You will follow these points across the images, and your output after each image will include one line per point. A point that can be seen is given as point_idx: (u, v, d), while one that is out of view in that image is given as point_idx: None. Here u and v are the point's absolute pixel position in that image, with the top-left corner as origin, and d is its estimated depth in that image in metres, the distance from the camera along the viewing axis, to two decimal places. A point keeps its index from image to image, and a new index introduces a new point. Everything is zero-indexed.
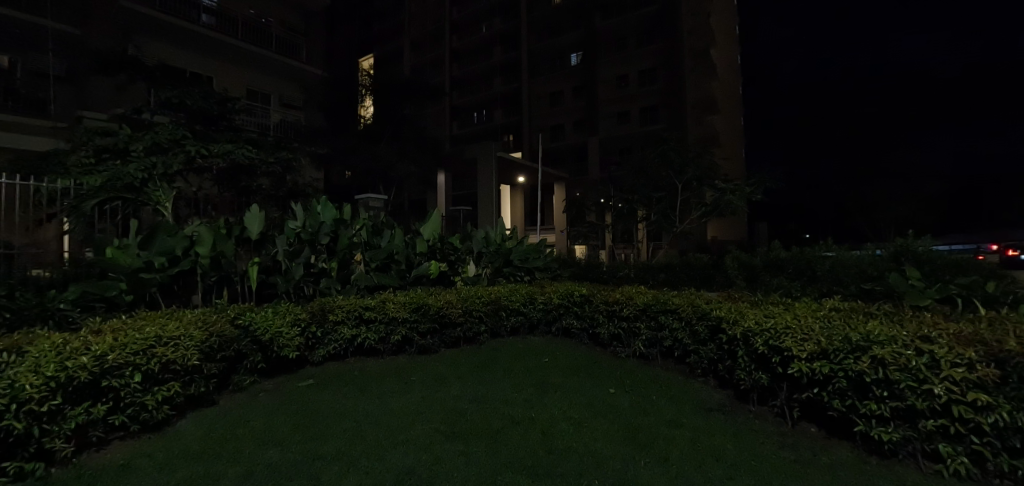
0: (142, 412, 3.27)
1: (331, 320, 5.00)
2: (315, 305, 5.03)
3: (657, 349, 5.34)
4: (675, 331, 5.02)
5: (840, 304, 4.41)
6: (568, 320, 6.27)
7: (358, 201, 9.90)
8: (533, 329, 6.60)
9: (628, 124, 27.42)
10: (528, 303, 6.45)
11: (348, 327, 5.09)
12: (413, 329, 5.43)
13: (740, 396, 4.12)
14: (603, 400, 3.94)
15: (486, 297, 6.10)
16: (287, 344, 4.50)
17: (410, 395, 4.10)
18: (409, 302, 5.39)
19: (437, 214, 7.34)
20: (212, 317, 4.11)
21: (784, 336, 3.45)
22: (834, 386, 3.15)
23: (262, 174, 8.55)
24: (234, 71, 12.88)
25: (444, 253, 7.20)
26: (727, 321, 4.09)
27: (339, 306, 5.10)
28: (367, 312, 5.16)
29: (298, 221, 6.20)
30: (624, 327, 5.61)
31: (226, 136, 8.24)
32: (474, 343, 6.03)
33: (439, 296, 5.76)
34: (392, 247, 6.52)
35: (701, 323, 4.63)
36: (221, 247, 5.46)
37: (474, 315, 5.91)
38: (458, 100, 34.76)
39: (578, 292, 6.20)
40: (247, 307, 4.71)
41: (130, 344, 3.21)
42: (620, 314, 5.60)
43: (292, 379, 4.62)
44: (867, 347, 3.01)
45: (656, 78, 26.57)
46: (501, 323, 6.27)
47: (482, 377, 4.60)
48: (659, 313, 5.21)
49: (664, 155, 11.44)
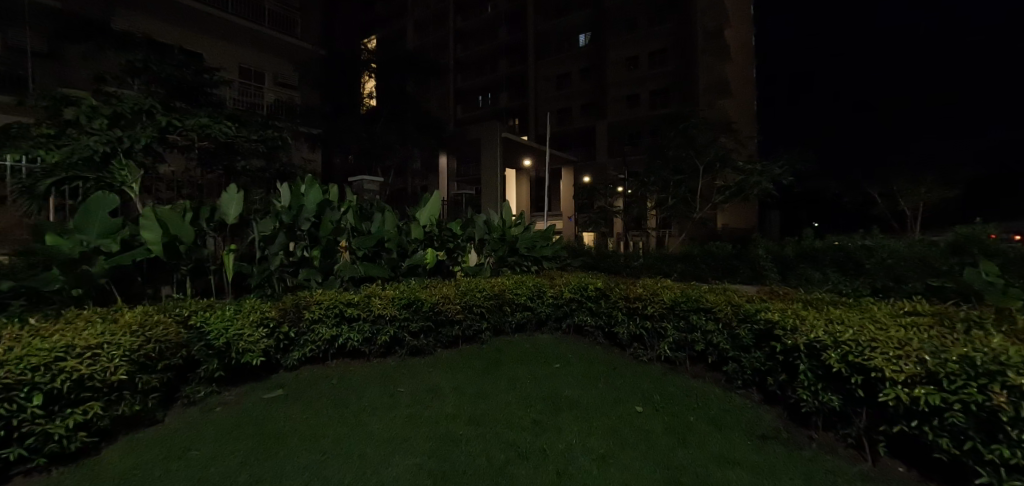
0: (49, 441, 2.65)
1: (308, 318, 4.26)
2: (287, 301, 4.29)
3: (685, 353, 4.59)
4: (709, 333, 4.28)
5: (915, 306, 3.64)
6: (581, 317, 5.62)
7: (352, 183, 9.13)
8: (540, 327, 5.92)
9: (639, 107, 26.42)
10: (535, 297, 5.76)
11: (328, 327, 4.37)
12: (403, 328, 4.69)
13: (799, 417, 3.39)
14: (629, 423, 3.23)
15: (488, 289, 5.36)
16: (255, 343, 3.79)
17: (394, 412, 3.39)
18: (399, 297, 4.64)
19: (437, 196, 6.52)
20: (155, 318, 3.43)
21: (870, 352, 2.73)
22: (944, 421, 2.41)
23: (246, 153, 7.76)
24: (225, 40, 12.44)
25: (442, 241, 6.41)
26: (783, 327, 3.35)
27: (316, 301, 4.36)
28: (349, 309, 4.42)
29: (282, 203, 5.54)
30: (646, 326, 4.86)
31: (205, 110, 7.52)
32: (475, 342, 5.33)
33: (435, 290, 4.98)
34: (382, 233, 5.70)
35: (745, 327, 3.88)
36: (185, 231, 4.75)
37: (475, 311, 5.17)
38: (463, 82, 33.64)
39: (593, 285, 5.49)
40: (206, 305, 4.00)
41: (25, 360, 2.56)
42: (643, 312, 4.83)
43: (260, 389, 3.90)
44: (999, 373, 2.28)
45: (667, 59, 25.51)
46: (505, 320, 5.57)
47: (482, 387, 3.90)
48: (689, 313, 4.46)
49: (684, 136, 10.53)
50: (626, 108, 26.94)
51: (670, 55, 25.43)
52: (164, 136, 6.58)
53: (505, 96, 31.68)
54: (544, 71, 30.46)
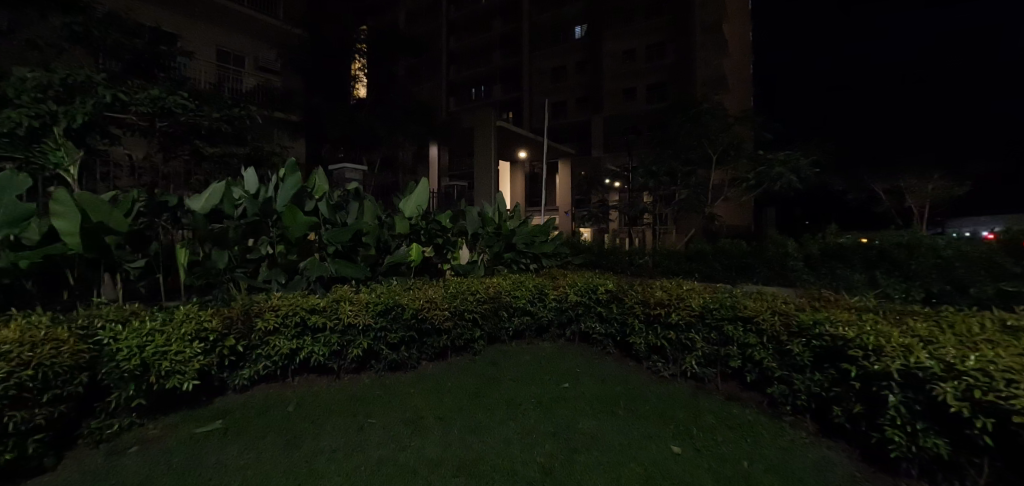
0: None
1: (262, 329, 3.47)
2: (235, 308, 3.50)
3: (717, 370, 3.87)
4: (749, 347, 3.56)
5: (1015, 316, 2.93)
6: (588, 323, 4.90)
7: (332, 172, 8.31)
8: (541, 334, 5.21)
9: (635, 101, 25.76)
10: (535, 300, 5.02)
11: (287, 339, 3.58)
12: (380, 339, 3.89)
13: (879, 461, 2.69)
14: (671, 475, 2.49)
15: (481, 290, 4.58)
16: (190, 363, 3.03)
17: (364, 456, 2.64)
18: (375, 301, 3.84)
19: (424, 184, 5.70)
20: (45, 335, 2.64)
21: (1004, 390, 2.03)
22: None
23: (211, 136, 6.88)
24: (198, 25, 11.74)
25: (429, 235, 5.54)
26: (861, 347, 2.64)
27: (272, 307, 3.57)
28: (314, 317, 3.63)
29: (249, 190, 4.64)
30: (668, 338, 4.11)
31: (163, 86, 6.62)
32: (466, 353, 4.60)
33: (418, 292, 4.20)
34: (360, 226, 4.73)
35: (798, 342, 3.16)
36: (114, 223, 3.90)
37: (468, 318, 4.41)
38: (455, 74, 32.60)
39: (603, 287, 4.73)
40: (129, 316, 3.21)
41: None
42: (665, 320, 4.08)
43: (198, 419, 3.14)
44: None
45: (665, 52, 24.81)
46: (501, 326, 4.84)
47: (471, 417, 3.14)
48: (723, 322, 3.73)
49: (694, 126, 9.76)
50: (623, 102, 26.22)
51: (668, 48, 24.72)
52: (107, 112, 5.68)
53: (498, 89, 30.77)
54: (538, 64, 29.62)
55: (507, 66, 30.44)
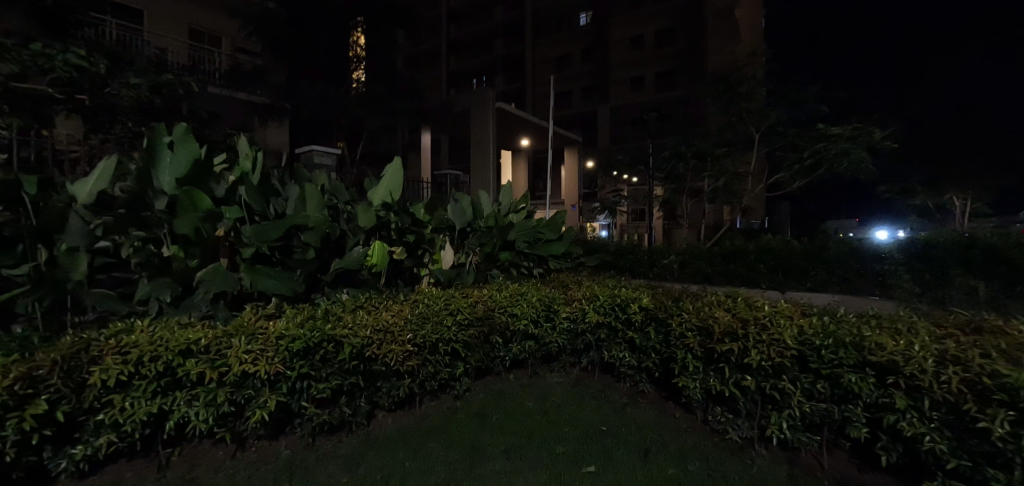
0: None
1: (96, 386, 2.14)
2: (55, 352, 2.17)
3: (820, 438, 2.52)
4: (889, 413, 2.19)
5: None
6: (613, 350, 3.54)
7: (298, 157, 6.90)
8: (548, 362, 3.86)
9: (643, 90, 24.35)
10: (543, 318, 3.63)
11: (145, 399, 2.24)
12: (302, 392, 2.53)
13: None
14: None
15: (466, 309, 3.21)
16: None
17: None
18: (295, 334, 2.47)
19: (395, 164, 4.31)
20: None
21: None
22: None
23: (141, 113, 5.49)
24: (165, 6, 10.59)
25: (400, 228, 4.05)
26: None
27: (121, 348, 2.24)
28: (191, 363, 2.28)
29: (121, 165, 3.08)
30: (741, 386, 2.69)
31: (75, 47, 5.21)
32: (445, 397, 3.27)
33: (370, 315, 2.83)
34: (296, 218, 3.30)
35: (1003, 418, 1.85)
36: None
37: (446, 349, 3.06)
38: (455, 65, 31.05)
39: (638, 303, 3.34)
40: None
41: None
42: (736, 360, 2.69)
43: None
44: None
45: (675, 38, 23.34)
46: (494, 356, 3.49)
47: None
48: (838, 368, 2.35)
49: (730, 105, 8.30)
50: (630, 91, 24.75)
51: (678, 34, 23.23)
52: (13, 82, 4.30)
53: (500, 79, 29.18)
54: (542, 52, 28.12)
55: (509, 55, 28.87)
